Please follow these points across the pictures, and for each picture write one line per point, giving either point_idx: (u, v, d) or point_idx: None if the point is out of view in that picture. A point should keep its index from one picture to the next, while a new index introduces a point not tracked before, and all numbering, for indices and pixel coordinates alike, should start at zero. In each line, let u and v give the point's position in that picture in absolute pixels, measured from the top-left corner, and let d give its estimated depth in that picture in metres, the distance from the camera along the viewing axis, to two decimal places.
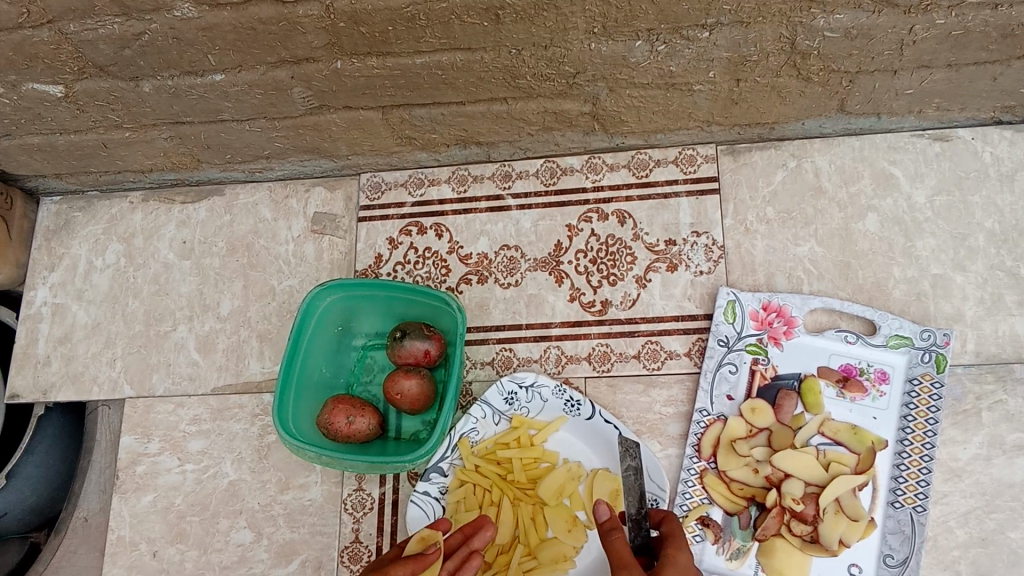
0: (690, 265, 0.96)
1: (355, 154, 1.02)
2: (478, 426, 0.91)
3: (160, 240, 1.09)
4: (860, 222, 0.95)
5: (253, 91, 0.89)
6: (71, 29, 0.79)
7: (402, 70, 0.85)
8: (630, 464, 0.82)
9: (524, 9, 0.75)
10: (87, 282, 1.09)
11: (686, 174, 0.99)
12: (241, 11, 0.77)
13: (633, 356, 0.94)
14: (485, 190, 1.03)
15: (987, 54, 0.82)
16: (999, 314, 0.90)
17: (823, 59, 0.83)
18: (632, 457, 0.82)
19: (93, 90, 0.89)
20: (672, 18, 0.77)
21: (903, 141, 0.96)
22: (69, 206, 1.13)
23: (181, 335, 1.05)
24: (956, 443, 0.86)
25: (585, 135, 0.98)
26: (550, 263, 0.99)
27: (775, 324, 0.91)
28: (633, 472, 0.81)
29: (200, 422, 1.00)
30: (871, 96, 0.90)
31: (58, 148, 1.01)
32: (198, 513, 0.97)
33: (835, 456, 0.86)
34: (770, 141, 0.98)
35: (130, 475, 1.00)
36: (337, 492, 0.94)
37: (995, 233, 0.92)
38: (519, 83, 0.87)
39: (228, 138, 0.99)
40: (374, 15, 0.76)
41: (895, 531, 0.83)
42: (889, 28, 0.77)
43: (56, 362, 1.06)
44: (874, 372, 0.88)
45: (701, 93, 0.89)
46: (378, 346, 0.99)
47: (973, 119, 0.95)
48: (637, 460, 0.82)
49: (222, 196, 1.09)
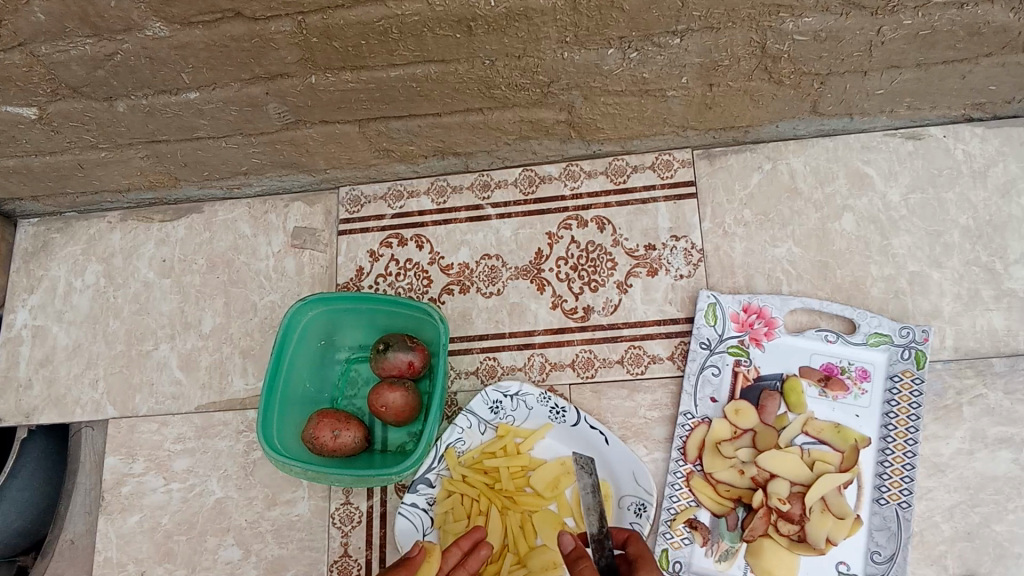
0: (670, 269, 0.96)
1: (333, 168, 1.02)
2: (464, 435, 0.91)
3: (140, 259, 1.09)
4: (837, 222, 0.96)
5: (229, 107, 0.89)
6: (42, 51, 0.79)
7: (376, 83, 0.85)
8: (588, 479, 0.85)
9: (495, 20, 0.75)
10: (67, 303, 1.08)
11: (664, 179, 0.99)
12: (212, 29, 0.77)
13: (616, 361, 0.94)
14: (464, 200, 1.03)
15: (955, 53, 0.83)
16: (976, 309, 0.91)
17: (793, 62, 0.83)
18: (588, 474, 0.85)
19: (68, 111, 0.89)
20: (643, 26, 0.77)
21: (876, 140, 0.97)
22: (47, 227, 1.12)
23: (163, 353, 1.04)
24: (938, 438, 0.87)
25: (562, 142, 0.98)
26: (531, 271, 0.99)
27: (757, 325, 0.91)
28: (591, 488, 0.84)
29: (185, 440, 1.00)
30: (843, 97, 0.91)
31: (34, 170, 1.01)
32: (185, 532, 0.96)
33: (819, 454, 0.86)
34: (745, 144, 0.99)
35: (115, 495, 0.99)
36: (325, 506, 0.94)
37: (970, 229, 0.93)
38: (494, 93, 0.87)
39: (205, 155, 0.99)
40: (346, 30, 0.76)
41: (882, 528, 0.84)
42: (857, 30, 0.78)
43: (38, 385, 1.05)
44: (855, 370, 0.89)
45: (675, 98, 0.89)
46: (362, 359, 0.98)
47: (944, 117, 0.96)
48: (594, 475, 0.85)
49: (201, 213, 1.09)
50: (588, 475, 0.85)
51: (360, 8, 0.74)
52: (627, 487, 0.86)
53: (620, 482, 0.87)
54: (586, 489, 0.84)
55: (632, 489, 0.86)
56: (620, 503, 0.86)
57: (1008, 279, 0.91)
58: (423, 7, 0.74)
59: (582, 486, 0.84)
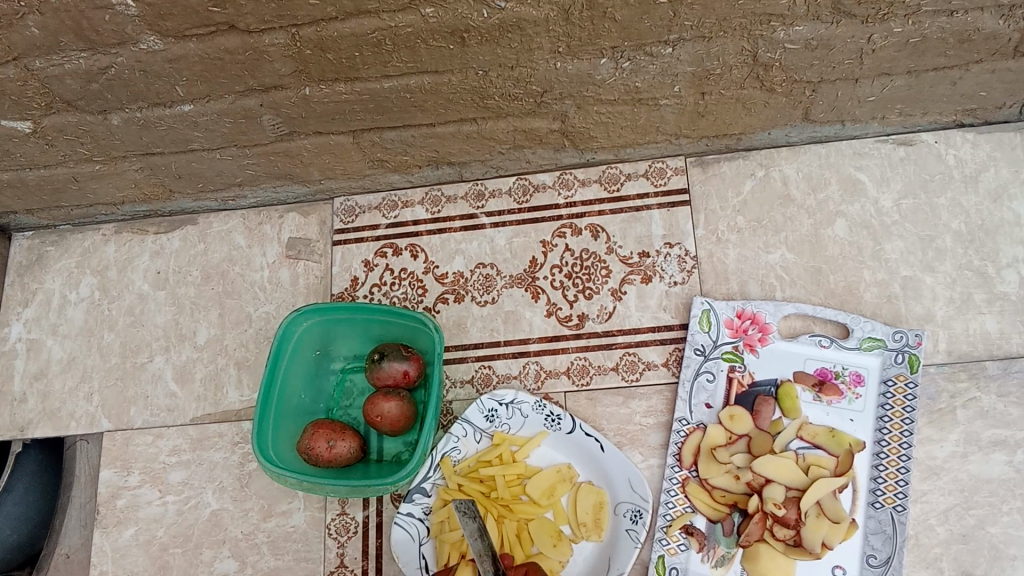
0: (664, 276, 0.97)
1: (328, 179, 1.02)
2: (460, 444, 0.91)
3: (135, 271, 1.09)
4: (829, 228, 0.96)
5: (223, 119, 0.89)
6: (37, 65, 0.79)
7: (370, 94, 0.85)
8: (474, 524, 0.80)
9: (489, 31, 0.76)
10: (62, 316, 1.08)
11: (657, 187, 1.00)
12: (207, 41, 0.77)
13: (612, 369, 0.94)
14: (459, 209, 1.03)
15: (945, 60, 0.84)
16: (969, 313, 0.91)
17: (785, 70, 0.84)
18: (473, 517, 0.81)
19: (62, 124, 0.89)
20: (636, 36, 0.78)
21: (868, 147, 0.98)
22: (41, 240, 1.12)
23: (158, 365, 1.04)
24: (933, 442, 0.87)
25: (556, 151, 0.98)
26: (526, 279, 0.99)
27: (750, 331, 0.92)
28: (477, 534, 0.80)
29: (180, 452, 0.99)
30: (834, 104, 0.91)
31: (28, 183, 1.01)
32: (181, 544, 0.96)
33: (814, 459, 0.86)
34: (738, 151, 1.00)
35: (111, 509, 0.98)
36: (321, 517, 0.93)
37: (962, 233, 0.94)
38: (488, 103, 0.88)
39: (199, 167, 0.99)
40: (340, 42, 0.77)
41: (877, 531, 0.84)
42: (848, 38, 0.79)
43: (33, 399, 1.05)
44: (849, 374, 0.89)
45: (668, 107, 0.90)
46: (357, 369, 0.98)
47: (935, 123, 0.96)
48: (478, 520, 0.81)
49: (196, 224, 1.09)
50: (473, 521, 0.80)
51: (354, 21, 0.74)
52: (623, 494, 0.86)
53: (616, 489, 0.87)
54: (477, 535, 0.80)
55: (628, 496, 0.86)
56: (616, 510, 0.86)
57: (1000, 283, 0.92)
58: (417, 19, 0.74)
59: (468, 534, 0.79)
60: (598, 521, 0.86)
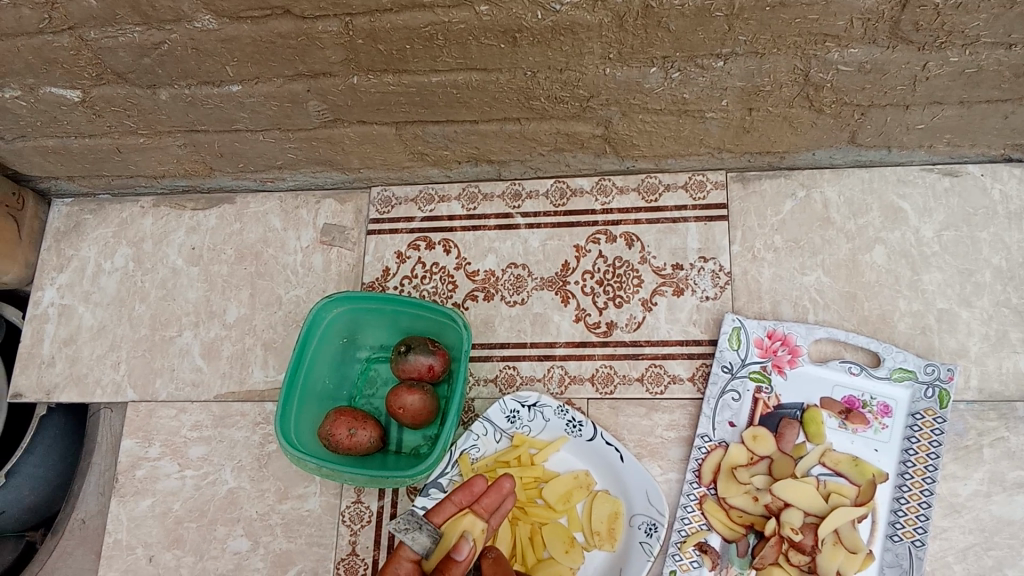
0: (696, 290, 0.96)
1: (367, 168, 1.03)
2: (479, 442, 0.90)
3: (170, 245, 1.10)
4: (868, 254, 0.95)
5: (269, 102, 0.89)
6: (92, 35, 0.80)
7: (417, 87, 0.85)
8: (424, 536, 0.75)
9: (542, 33, 0.76)
10: (95, 284, 1.10)
11: (696, 201, 0.99)
12: (261, 24, 0.78)
13: (636, 379, 0.94)
14: (494, 208, 1.03)
15: (999, 93, 0.82)
16: (1003, 351, 0.90)
17: (835, 92, 0.83)
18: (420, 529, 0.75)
19: (111, 96, 0.90)
20: (688, 47, 0.77)
21: (912, 175, 0.97)
22: (81, 208, 1.13)
23: (186, 340, 1.05)
24: (956, 479, 0.86)
25: (597, 157, 0.98)
26: (557, 282, 0.99)
27: (780, 352, 0.91)
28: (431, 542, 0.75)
29: (202, 428, 1.00)
30: (883, 130, 0.90)
31: (72, 151, 1.02)
32: (196, 520, 0.96)
33: (835, 487, 0.85)
34: (780, 170, 0.99)
35: (129, 479, 0.99)
36: (335, 504, 0.94)
37: (1002, 269, 0.93)
38: (533, 104, 0.88)
39: (242, 147, 0.99)
40: (392, 33, 0.77)
41: (894, 565, 0.82)
42: (902, 64, 0.78)
43: (61, 363, 1.06)
44: (877, 404, 0.88)
45: (713, 120, 0.89)
46: (382, 360, 0.98)
47: (983, 156, 0.95)
48: (426, 529, 0.75)
49: (233, 204, 1.10)
50: (423, 532, 0.74)
51: (407, 13, 0.75)
52: (639, 506, 0.86)
53: (632, 500, 0.87)
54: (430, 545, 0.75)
55: (644, 508, 0.86)
56: (631, 521, 0.86)
57: None
58: (471, 16, 0.74)
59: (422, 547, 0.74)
60: (612, 531, 0.86)
